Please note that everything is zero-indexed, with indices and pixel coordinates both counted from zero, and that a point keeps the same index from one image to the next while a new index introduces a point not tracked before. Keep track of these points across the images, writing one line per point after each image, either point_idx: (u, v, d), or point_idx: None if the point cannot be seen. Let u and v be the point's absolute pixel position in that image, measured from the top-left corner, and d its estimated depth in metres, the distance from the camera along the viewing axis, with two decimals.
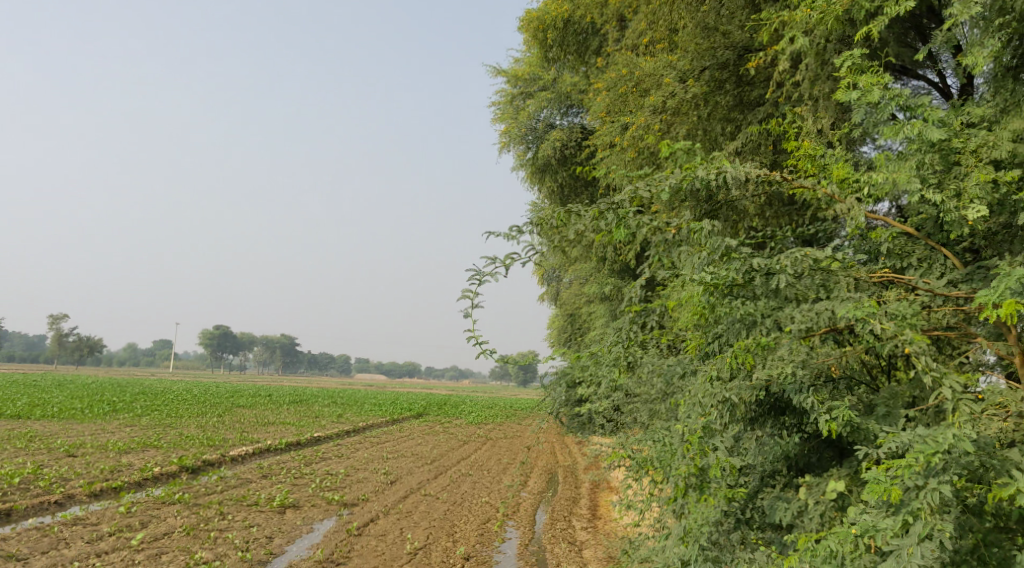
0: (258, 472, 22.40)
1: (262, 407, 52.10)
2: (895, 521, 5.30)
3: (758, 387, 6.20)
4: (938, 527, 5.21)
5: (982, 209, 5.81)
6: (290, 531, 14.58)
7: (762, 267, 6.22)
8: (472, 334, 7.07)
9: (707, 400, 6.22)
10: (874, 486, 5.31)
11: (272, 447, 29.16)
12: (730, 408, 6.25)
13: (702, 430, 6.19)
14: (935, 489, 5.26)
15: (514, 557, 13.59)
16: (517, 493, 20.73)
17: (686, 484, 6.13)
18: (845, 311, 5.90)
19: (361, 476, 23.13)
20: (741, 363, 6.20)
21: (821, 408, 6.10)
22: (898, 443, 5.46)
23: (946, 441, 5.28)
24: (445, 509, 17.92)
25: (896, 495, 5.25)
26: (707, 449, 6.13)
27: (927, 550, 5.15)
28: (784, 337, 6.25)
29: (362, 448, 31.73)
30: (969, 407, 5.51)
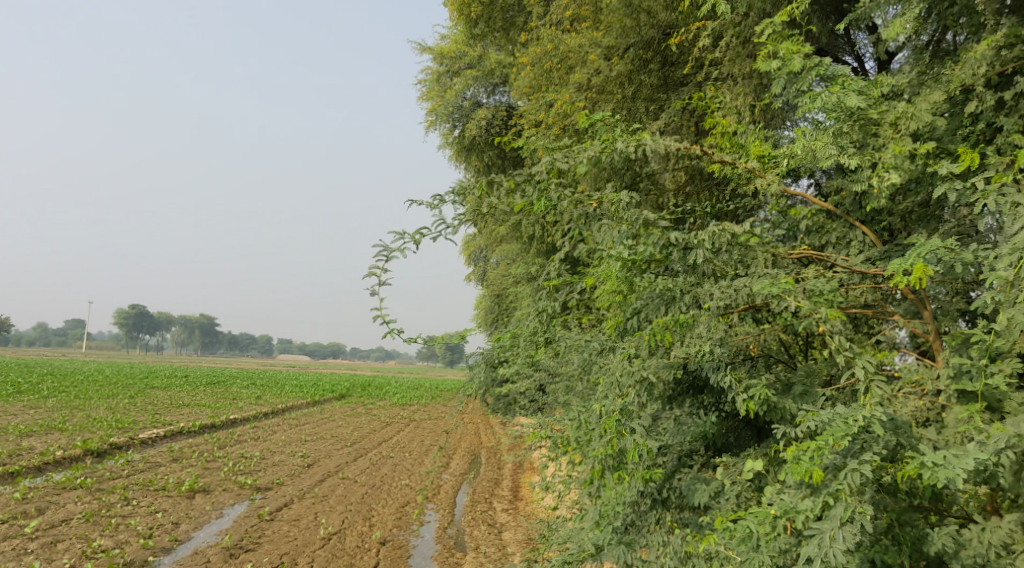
0: (169, 456, 21.62)
1: (179, 389, 50.68)
2: (815, 502, 5.19)
3: (675, 366, 6.07)
4: (858, 511, 5.10)
5: (897, 178, 5.59)
6: (197, 517, 14.01)
7: (679, 241, 6.07)
8: (380, 313, 6.60)
9: (626, 380, 5.99)
10: (795, 467, 5.17)
11: (185, 431, 28.30)
12: (647, 387, 6.08)
13: (619, 411, 5.96)
14: (856, 470, 5.16)
15: (431, 541, 13.30)
16: (438, 476, 20.46)
17: (604, 466, 6.00)
18: (762, 287, 5.78)
19: (277, 459, 22.55)
20: (659, 341, 6.00)
21: (738, 387, 5.97)
22: (817, 422, 5.33)
23: (865, 420, 5.19)
24: (363, 492, 17.54)
25: (818, 475, 5.11)
26: (623, 432, 5.93)
27: (847, 534, 5.04)
28: (703, 315, 6.05)
29: (280, 430, 31.03)
30: (881, 388, 5.39)
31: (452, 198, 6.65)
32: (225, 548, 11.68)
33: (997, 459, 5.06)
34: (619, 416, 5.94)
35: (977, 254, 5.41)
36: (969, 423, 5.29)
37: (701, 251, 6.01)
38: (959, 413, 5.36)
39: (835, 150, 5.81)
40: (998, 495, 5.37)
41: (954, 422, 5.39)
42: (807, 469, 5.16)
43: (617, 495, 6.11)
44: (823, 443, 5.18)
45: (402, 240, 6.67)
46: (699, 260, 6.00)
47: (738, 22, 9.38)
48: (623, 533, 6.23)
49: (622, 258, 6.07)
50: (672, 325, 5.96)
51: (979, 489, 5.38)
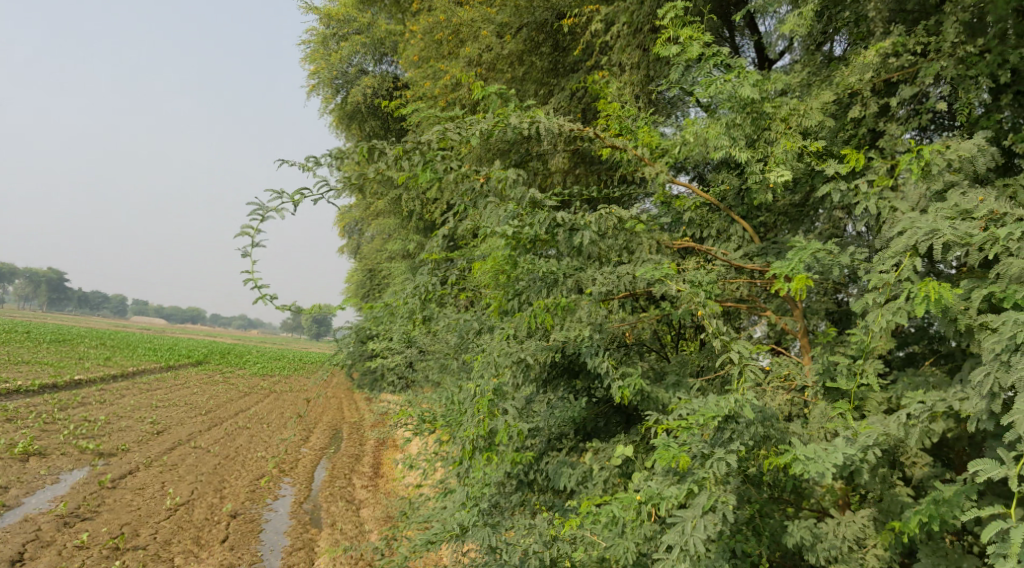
0: (2, 415, 20.20)
1: (19, 346, 47.58)
2: (679, 490, 5.07)
3: (552, 347, 5.97)
4: (722, 500, 5.05)
5: (785, 173, 5.67)
6: (29, 482, 13.08)
7: (565, 222, 5.88)
8: (251, 276, 6.23)
9: (502, 360, 5.86)
10: (663, 453, 5.07)
11: (23, 390, 26.52)
12: (523, 368, 5.98)
13: (492, 391, 5.77)
14: (721, 459, 5.09)
15: (285, 516, 12.86)
16: (297, 449, 19.90)
17: (476, 449, 5.79)
18: (645, 271, 5.71)
19: (123, 425, 21.41)
20: (539, 323, 5.90)
21: (615, 373, 5.87)
22: (688, 409, 5.25)
23: (735, 407, 5.12)
24: (216, 463, 16.84)
25: (684, 463, 5.04)
26: (496, 413, 5.76)
27: (709, 523, 4.98)
28: (584, 300, 5.96)
29: (129, 394, 29.58)
30: (754, 372, 5.40)
31: (335, 160, 6.31)
32: (59, 516, 10.92)
33: (864, 456, 5.12)
34: (493, 396, 5.77)
35: (854, 256, 5.56)
36: (834, 419, 5.41)
37: (587, 232, 5.86)
38: (825, 408, 5.51)
39: (727, 140, 5.90)
40: (853, 490, 5.53)
41: (819, 417, 5.52)
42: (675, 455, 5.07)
43: (486, 475, 6.06)
44: (692, 429, 5.12)
45: (278, 200, 6.17)
46: (584, 243, 5.82)
47: (634, 10, 9.36)
48: (487, 515, 6.09)
49: (507, 235, 5.90)
50: (553, 307, 5.81)
51: (836, 484, 5.52)
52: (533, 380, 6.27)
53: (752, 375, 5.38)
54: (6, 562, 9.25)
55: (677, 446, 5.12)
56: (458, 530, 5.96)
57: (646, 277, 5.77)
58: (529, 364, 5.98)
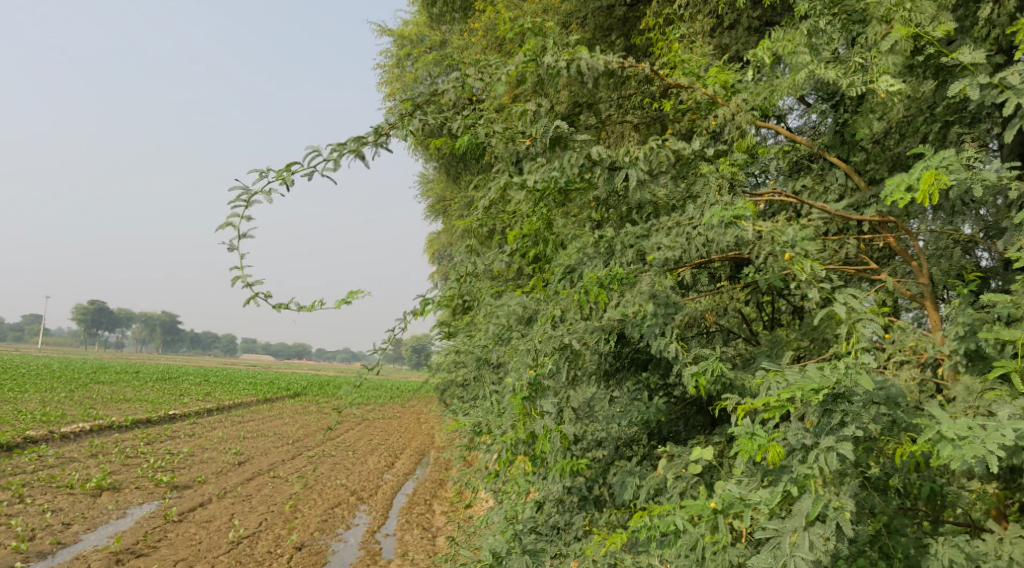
0: (86, 451, 20.09)
1: (121, 385, 48.55)
2: (772, 494, 3.99)
3: (613, 318, 4.83)
4: (834, 506, 3.88)
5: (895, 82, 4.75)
6: (93, 518, 12.55)
7: (603, 158, 4.85)
8: (240, 276, 5.23)
9: (546, 344, 4.83)
10: (744, 445, 4.02)
11: (114, 425, 26.59)
12: (570, 355, 4.90)
13: (527, 382, 4.84)
14: (830, 451, 3.95)
15: (354, 546, 11.97)
16: (380, 476, 19.12)
17: (514, 454, 4.99)
18: (713, 215, 4.61)
19: (205, 456, 21.03)
20: (589, 298, 4.77)
21: (687, 358, 4.76)
22: (780, 387, 4.07)
23: (841, 387, 3.96)
24: (292, 493, 16.14)
25: (776, 456, 3.95)
26: (534, 411, 4.89)
27: (817, 538, 3.84)
28: (646, 269, 4.81)
29: (218, 427, 29.49)
30: (870, 330, 4.22)
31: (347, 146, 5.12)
32: (112, 553, 10.26)
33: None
34: (534, 379, 4.84)
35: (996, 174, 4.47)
36: (986, 396, 4.27)
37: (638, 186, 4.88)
38: (970, 383, 4.37)
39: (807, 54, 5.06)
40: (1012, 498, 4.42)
41: (963, 396, 4.38)
42: (760, 445, 3.99)
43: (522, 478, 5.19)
44: (775, 409, 4.00)
45: (265, 180, 5.08)
46: (631, 183, 4.81)
47: None
48: (528, 542, 5.24)
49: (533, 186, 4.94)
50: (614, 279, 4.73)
51: None
52: (592, 375, 5.17)
53: (869, 334, 4.19)
54: None
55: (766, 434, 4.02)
56: None
57: (714, 224, 4.67)
58: (573, 353, 4.90)
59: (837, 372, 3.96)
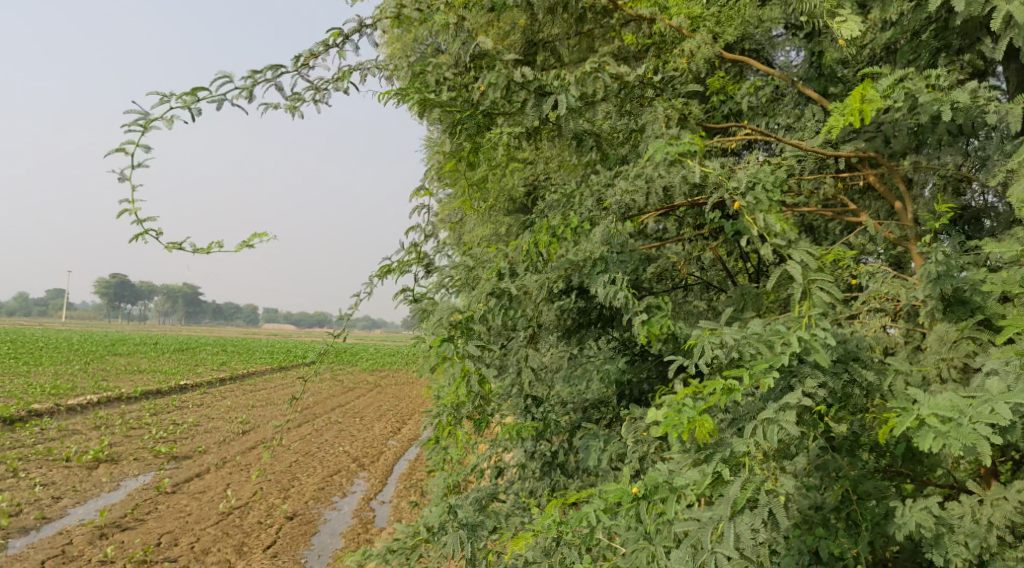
0: (90, 423, 19.97)
1: (137, 356, 48.62)
2: (701, 476, 3.82)
3: (562, 267, 4.51)
4: (767, 491, 3.81)
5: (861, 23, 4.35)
6: (84, 491, 12.39)
7: (531, 80, 4.50)
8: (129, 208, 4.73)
9: (478, 292, 4.45)
10: (672, 421, 3.75)
11: (121, 397, 26.45)
12: (508, 303, 4.46)
13: (453, 330, 4.33)
14: (771, 422, 3.78)
15: (347, 514, 11.61)
16: (385, 442, 18.89)
17: (455, 418, 4.45)
18: (657, 150, 4.30)
19: (210, 426, 20.89)
20: (539, 250, 4.56)
21: (636, 305, 4.43)
22: (720, 348, 3.90)
23: (800, 354, 3.77)
24: (293, 461, 15.96)
25: (706, 430, 3.71)
26: (454, 360, 4.28)
27: (745, 528, 3.69)
28: (603, 216, 4.57)
29: (229, 395, 29.40)
30: (828, 293, 3.89)
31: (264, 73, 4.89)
32: (95, 527, 10.05)
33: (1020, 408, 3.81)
34: (465, 328, 4.34)
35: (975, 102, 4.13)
36: (964, 347, 4.20)
37: (568, 119, 4.58)
38: (944, 331, 4.25)
39: None
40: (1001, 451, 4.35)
41: (937, 345, 4.29)
42: (686, 421, 3.74)
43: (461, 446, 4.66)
44: (720, 390, 3.75)
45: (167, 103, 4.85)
46: (561, 110, 4.47)
47: None
48: (464, 513, 4.68)
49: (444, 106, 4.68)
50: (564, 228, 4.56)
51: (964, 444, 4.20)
52: (553, 333, 4.79)
53: (824, 298, 3.86)
54: None
55: (698, 407, 3.77)
56: (429, 531, 4.62)
57: (658, 161, 4.37)
58: (518, 303, 4.50)
59: (792, 336, 3.75)
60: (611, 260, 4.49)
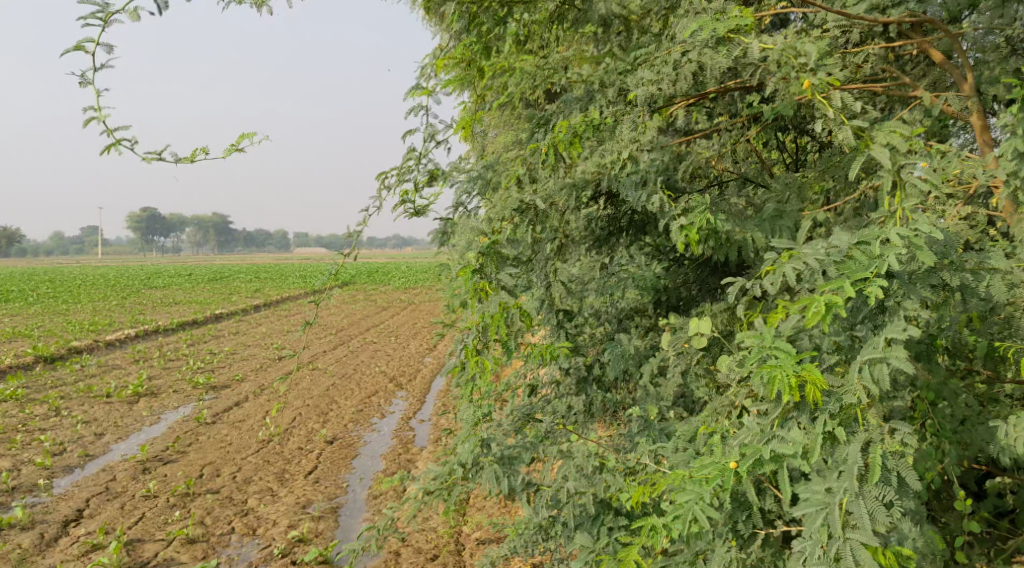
0: (129, 358, 20.09)
1: (172, 288, 49.00)
2: (809, 438, 3.72)
3: (591, 171, 4.16)
4: (894, 454, 3.66)
5: None
6: (125, 426, 12.44)
7: None
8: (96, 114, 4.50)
9: (502, 209, 4.19)
10: (775, 384, 3.66)
11: (159, 329, 26.64)
12: (536, 220, 4.22)
13: (480, 258, 4.11)
14: (878, 363, 3.64)
15: (387, 435, 11.47)
16: (421, 360, 18.82)
17: (481, 345, 4.15)
18: (704, 27, 3.89)
19: (247, 353, 20.93)
20: (560, 152, 4.17)
21: (673, 209, 4.15)
22: (803, 271, 3.76)
23: (903, 255, 3.63)
24: (332, 384, 15.93)
25: (816, 385, 3.61)
26: (487, 290, 4.09)
27: (878, 505, 3.59)
28: (628, 110, 4.21)
29: (265, 322, 29.51)
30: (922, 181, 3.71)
31: None
32: (138, 462, 10.07)
33: None
34: (493, 251, 4.12)
35: None
36: None
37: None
38: None
39: None
40: None
41: None
42: (781, 372, 3.66)
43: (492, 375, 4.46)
44: (820, 309, 3.57)
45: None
46: None
47: None
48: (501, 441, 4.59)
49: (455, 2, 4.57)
50: (587, 127, 4.15)
51: None
52: (581, 242, 4.47)
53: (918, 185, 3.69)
54: (59, 523, 8.35)
55: (793, 354, 3.69)
56: (463, 468, 4.55)
57: (702, 43, 4.00)
58: (546, 218, 4.24)
59: (893, 233, 3.62)
60: (644, 160, 4.13)
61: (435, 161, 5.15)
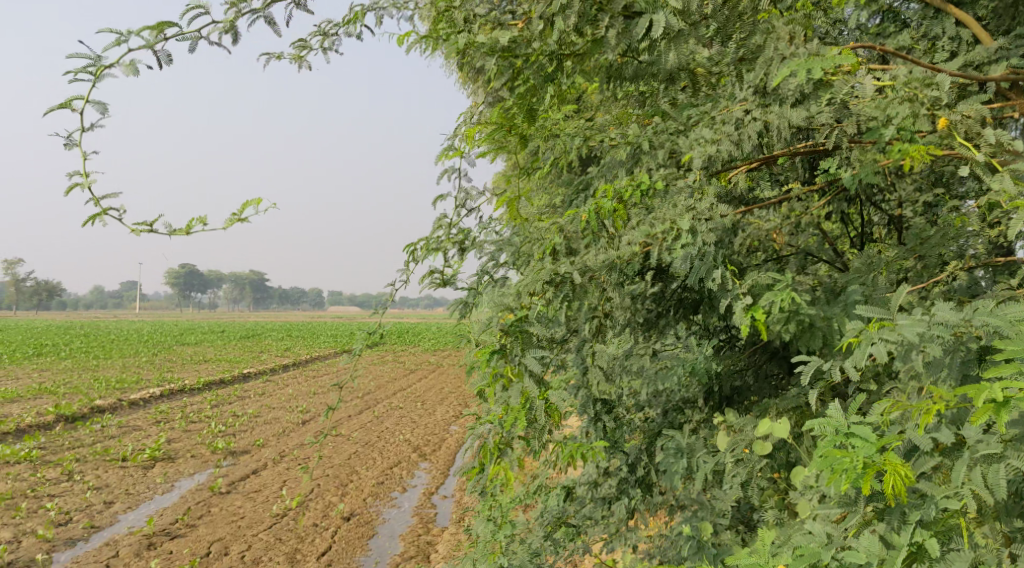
0: (150, 418, 19.67)
1: (201, 345, 48.89)
2: (893, 550, 3.19)
3: (639, 239, 3.62)
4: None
5: None
6: (137, 493, 11.94)
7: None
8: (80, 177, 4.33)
9: (533, 284, 3.62)
10: (846, 476, 3.14)
11: (184, 389, 26.26)
12: (571, 296, 3.68)
13: (504, 337, 3.56)
14: (998, 466, 3.15)
15: (408, 513, 10.80)
16: (447, 428, 18.16)
17: (503, 440, 3.60)
18: (800, 66, 3.37)
19: (270, 416, 20.42)
20: (602, 219, 3.68)
21: (739, 288, 3.53)
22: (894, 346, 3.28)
23: None
24: (354, 452, 15.34)
25: (909, 483, 3.08)
26: (512, 375, 3.54)
27: None
28: (683, 174, 3.75)
29: (291, 383, 29.04)
30: None
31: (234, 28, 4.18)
32: (143, 537, 9.52)
33: None
34: (520, 331, 3.57)
35: None
36: None
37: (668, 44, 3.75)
38: None
39: None
40: None
41: None
42: (860, 464, 3.14)
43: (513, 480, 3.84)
44: (991, 400, 3.04)
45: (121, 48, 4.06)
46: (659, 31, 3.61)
47: None
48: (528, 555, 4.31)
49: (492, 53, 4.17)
50: (637, 192, 3.70)
51: None
52: (623, 327, 4.02)
53: None
54: None
55: (876, 442, 3.17)
56: None
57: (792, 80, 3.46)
58: (585, 294, 3.70)
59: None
60: (704, 229, 3.54)
61: (466, 232, 4.70)
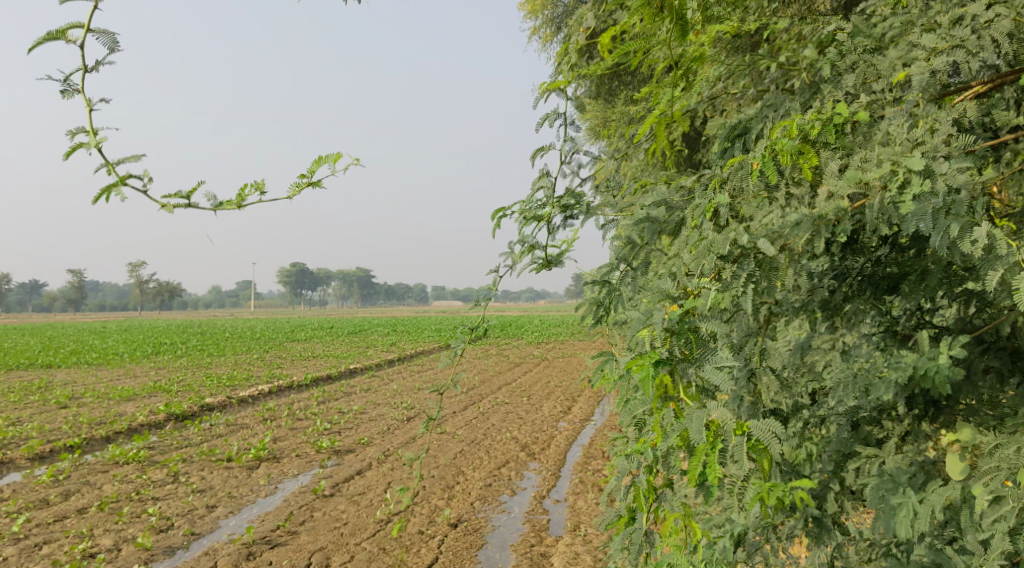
0: (258, 416, 19.52)
1: (310, 342, 49.26)
2: None
3: (854, 187, 3.54)
4: None
5: None
6: (240, 496, 11.60)
7: None
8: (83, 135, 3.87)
9: (702, 266, 3.61)
10: None
11: (291, 386, 26.18)
12: (762, 275, 3.55)
13: (669, 341, 3.53)
14: None
15: (519, 519, 10.05)
16: (555, 425, 17.28)
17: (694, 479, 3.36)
18: None
19: (377, 413, 19.99)
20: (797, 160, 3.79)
21: (978, 245, 3.39)
22: None
23: None
24: (459, 450, 14.68)
25: None
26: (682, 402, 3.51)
27: None
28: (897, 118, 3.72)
29: (397, 379, 28.67)
30: None
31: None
32: (244, 546, 9.07)
33: None
34: (691, 329, 3.53)
35: None
36: None
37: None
38: None
39: None
40: None
41: None
42: None
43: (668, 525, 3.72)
44: None
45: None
46: None
47: None
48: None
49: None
50: (828, 126, 3.85)
51: None
52: (804, 307, 3.85)
53: None
54: None
55: None
56: None
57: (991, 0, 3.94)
58: (779, 266, 3.54)
59: None
60: (943, 170, 3.45)
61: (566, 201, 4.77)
